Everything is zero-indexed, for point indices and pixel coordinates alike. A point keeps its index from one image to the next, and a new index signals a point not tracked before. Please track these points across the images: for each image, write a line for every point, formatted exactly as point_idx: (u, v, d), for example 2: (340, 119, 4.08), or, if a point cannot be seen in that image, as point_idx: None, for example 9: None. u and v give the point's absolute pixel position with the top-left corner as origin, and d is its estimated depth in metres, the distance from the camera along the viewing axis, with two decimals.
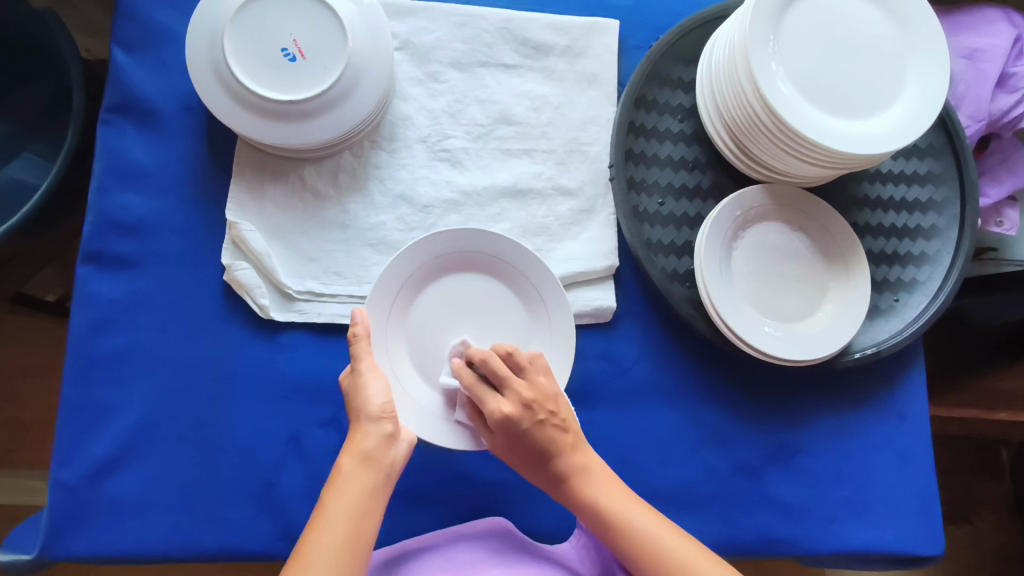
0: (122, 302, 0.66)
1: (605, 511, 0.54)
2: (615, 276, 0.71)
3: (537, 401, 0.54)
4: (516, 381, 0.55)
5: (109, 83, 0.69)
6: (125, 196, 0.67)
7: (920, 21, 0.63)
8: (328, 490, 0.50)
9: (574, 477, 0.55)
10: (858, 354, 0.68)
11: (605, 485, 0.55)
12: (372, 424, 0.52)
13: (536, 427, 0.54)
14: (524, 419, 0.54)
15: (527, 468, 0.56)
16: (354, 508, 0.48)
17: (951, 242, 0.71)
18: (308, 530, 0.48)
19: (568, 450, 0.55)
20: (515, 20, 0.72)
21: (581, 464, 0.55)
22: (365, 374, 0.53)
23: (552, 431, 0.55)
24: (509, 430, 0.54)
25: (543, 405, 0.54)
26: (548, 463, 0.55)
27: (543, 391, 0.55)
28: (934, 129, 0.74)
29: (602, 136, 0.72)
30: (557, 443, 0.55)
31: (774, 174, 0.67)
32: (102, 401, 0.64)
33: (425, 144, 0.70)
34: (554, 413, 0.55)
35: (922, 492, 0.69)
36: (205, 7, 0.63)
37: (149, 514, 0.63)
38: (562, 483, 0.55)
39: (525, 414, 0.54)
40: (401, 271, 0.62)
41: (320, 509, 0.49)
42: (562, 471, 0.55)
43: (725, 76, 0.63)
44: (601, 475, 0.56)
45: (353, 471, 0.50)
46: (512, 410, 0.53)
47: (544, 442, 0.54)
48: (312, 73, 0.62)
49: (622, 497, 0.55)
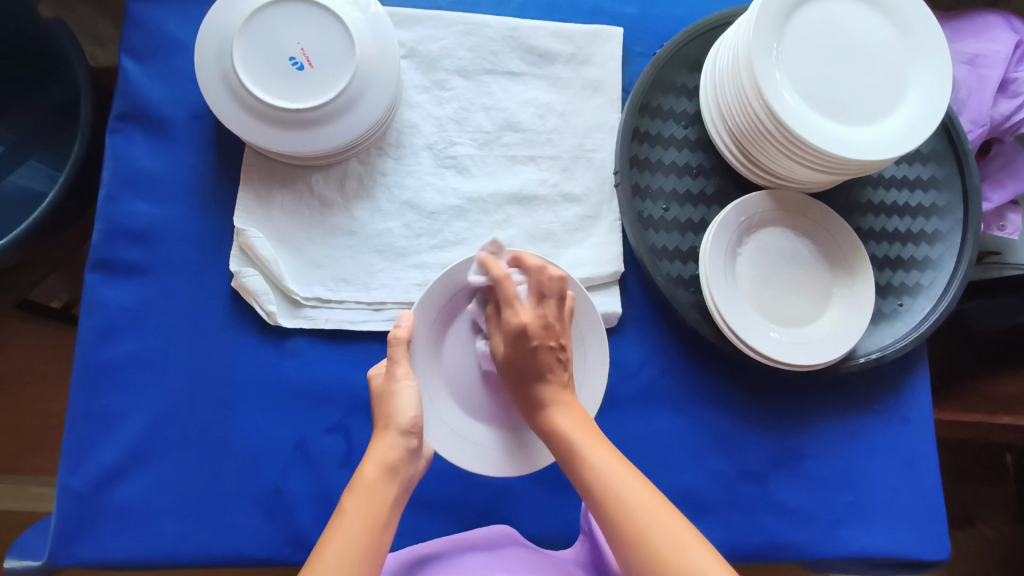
0: (130, 308, 0.66)
1: (572, 445, 0.51)
2: (620, 281, 0.71)
3: (556, 328, 0.55)
4: (549, 304, 0.55)
5: (118, 92, 0.69)
6: (134, 203, 0.68)
7: (923, 28, 0.64)
8: (349, 494, 0.49)
9: (552, 407, 0.53)
10: (862, 358, 0.68)
11: (583, 422, 0.53)
12: (397, 434, 0.51)
13: (544, 349, 0.54)
14: (537, 338, 0.54)
15: (512, 380, 0.55)
16: (374, 519, 0.47)
17: (955, 248, 0.72)
18: (325, 537, 0.47)
19: (559, 382, 0.54)
20: (520, 28, 0.73)
21: (565, 399, 0.54)
22: (399, 383, 0.54)
23: (554, 361, 0.54)
24: (517, 341, 0.54)
25: (558, 334, 0.55)
26: (534, 384, 0.54)
27: (564, 325, 0.56)
28: (937, 135, 0.74)
29: (606, 143, 0.73)
30: (552, 372, 0.54)
31: (777, 180, 0.67)
32: (110, 407, 0.65)
33: (431, 151, 0.71)
34: (564, 347, 0.55)
35: (927, 497, 0.69)
36: (214, 15, 0.63)
37: (157, 521, 0.63)
38: (540, 407, 0.54)
39: (542, 332, 0.54)
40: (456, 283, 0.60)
41: (339, 513, 0.48)
42: (545, 396, 0.54)
43: (729, 84, 0.64)
44: (580, 413, 0.53)
45: (376, 482, 0.49)
46: (534, 322, 0.54)
47: (543, 365, 0.54)
48: (320, 81, 0.62)
49: (592, 440, 0.51)
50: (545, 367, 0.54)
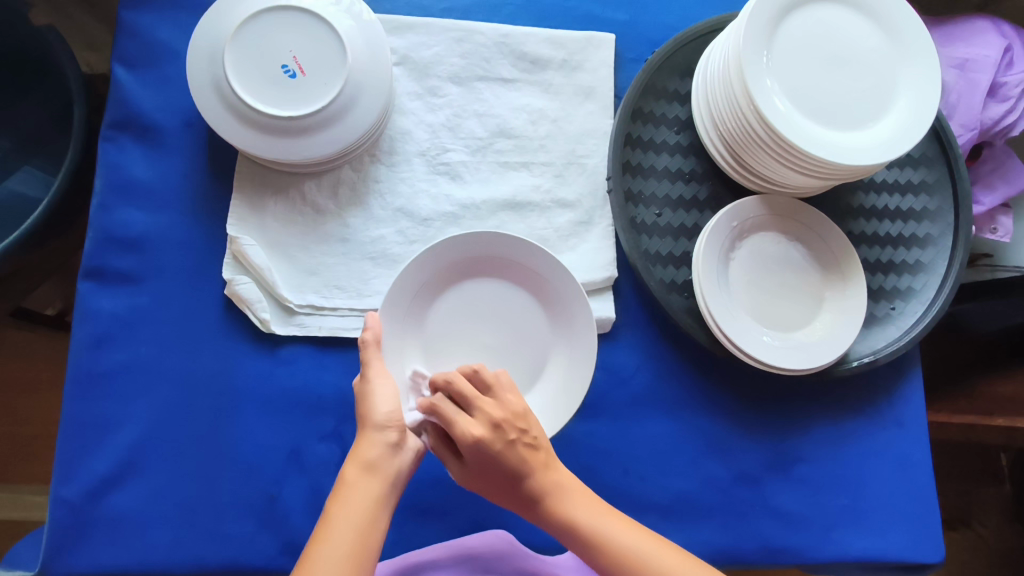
0: (123, 317, 0.66)
1: (586, 531, 0.52)
2: (614, 286, 0.71)
3: (507, 421, 0.52)
4: (485, 400, 0.52)
5: (110, 100, 0.69)
6: (127, 212, 0.68)
7: (912, 32, 0.64)
8: (332, 499, 0.49)
9: (549, 497, 0.53)
10: (855, 362, 0.69)
11: (581, 501, 0.54)
12: (376, 433, 0.51)
13: (509, 448, 0.52)
14: (496, 442, 0.51)
15: (497, 488, 0.54)
16: (361, 519, 0.48)
17: (946, 251, 0.72)
18: (311, 543, 0.47)
19: (542, 470, 0.53)
20: (512, 35, 0.73)
21: (553, 483, 0.53)
22: (373, 381, 0.53)
23: (524, 452, 0.52)
24: (481, 453, 0.51)
25: (512, 424, 0.52)
26: (521, 486, 0.53)
27: (512, 409, 0.53)
28: (927, 139, 0.75)
29: (599, 149, 0.73)
30: (529, 465, 0.52)
31: (769, 185, 0.68)
32: (104, 416, 0.64)
33: (424, 158, 0.71)
34: (525, 430, 0.52)
35: (922, 499, 0.69)
36: (205, 24, 0.63)
37: (150, 530, 0.63)
38: (535, 505, 0.53)
39: (498, 434, 0.51)
40: (416, 274, 0.62)
41: (324, 517, 0.49)
42: (534, 490, 0.53)
43: (721, 90, 0.64)
44: (577, 489, 0.54)
45: (357, 481, 0.49)
46: (484, 433, 0.51)
47: (517, 465, 0.52)
48: (313, 89, 0.63)
49: (602, 513, 0.53)
50: (521, 467, 0.52)
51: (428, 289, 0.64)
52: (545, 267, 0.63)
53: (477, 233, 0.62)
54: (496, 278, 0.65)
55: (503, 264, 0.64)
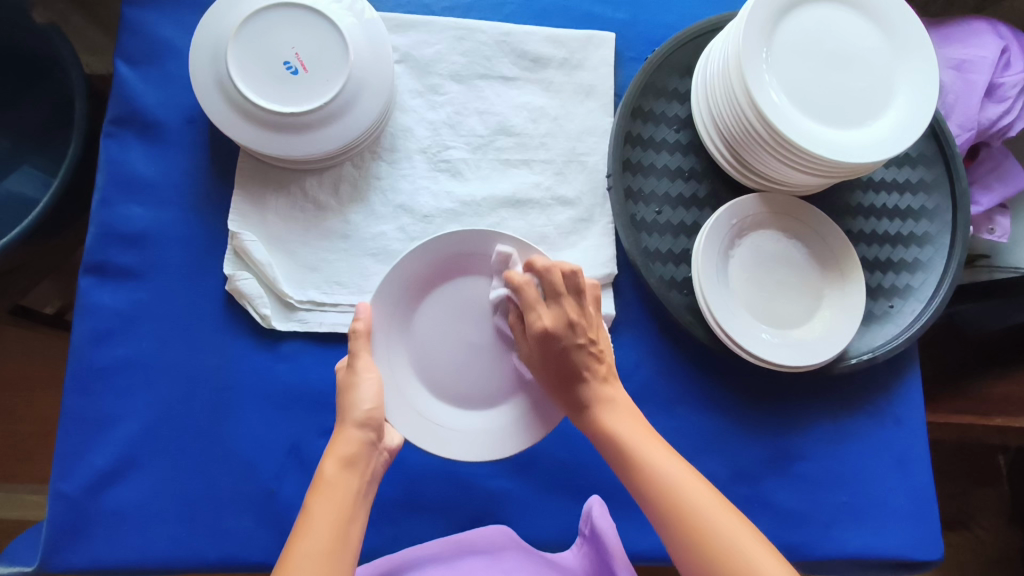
0: (124, 313, 0.66)
1: (625, 444, 0.52)
2: (613, 283, 0.72)
3: (582, 324, 0.55)
4: (569, 301, 0.56)
5: (112, 97, 0.70)
6: (128, 207, 0.68)
7: (910, 31, 0.65)
8: (312, 494, 0.49)
9: (598, 406, 0.55)
10: (854, 359, 0.69)
11: (631, 424, 0.53)
12: (354, 428, 0.52)
13: (574, 349, 0.55)
14: (565, 337, 0.55)
15: (555, 389, 0.57)
16: (343, 513, 0.48)
17: (944, 250, 0.72)
18: (293, 536, 0.46)
19: (599, 380, 0.56)
20: (513, 34, 0.74)
21: (606, 395, 0.55)
22: (361, 373, 0.54)
23: (587, 358, 0.55)
24: (547, 343, 0.55)
25: (586, 329, 0.55)
26: (574, 387, 0.55)
27: (590, 320, 0.56)
28: (925, 139, 0.75)
29: (599, 147, 0.73)
30: (589, 371, 0.55)
31: (768, 183, 0.68)
32: (104, 411, 0.64)
33: (425, 155, 0.71)
34: (594, 341, 0.56)
35: (920, 496, 0.70)
36: (208, 21, 0.64)
37: (149, 525, 0.63)
38: (585, 410, 0.55)
39: (568, 332, 0.55)
40: (405, 273, 0.60)
41: (305, 512, 0.48)
42: (587, 396, 0.55)
43: (720, 88, 0.64)
44: (626, 410, 0.55)
45: (338, 476, 0.49)
46: (556, 325, 0.55)
47: (579, 364, 0.55)
48: (314, 85, 0.63)
49: (647, 437, 0.53)
50: (581, 367, 0.55)
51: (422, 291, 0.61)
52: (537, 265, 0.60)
53: (467, 232, 0.60)
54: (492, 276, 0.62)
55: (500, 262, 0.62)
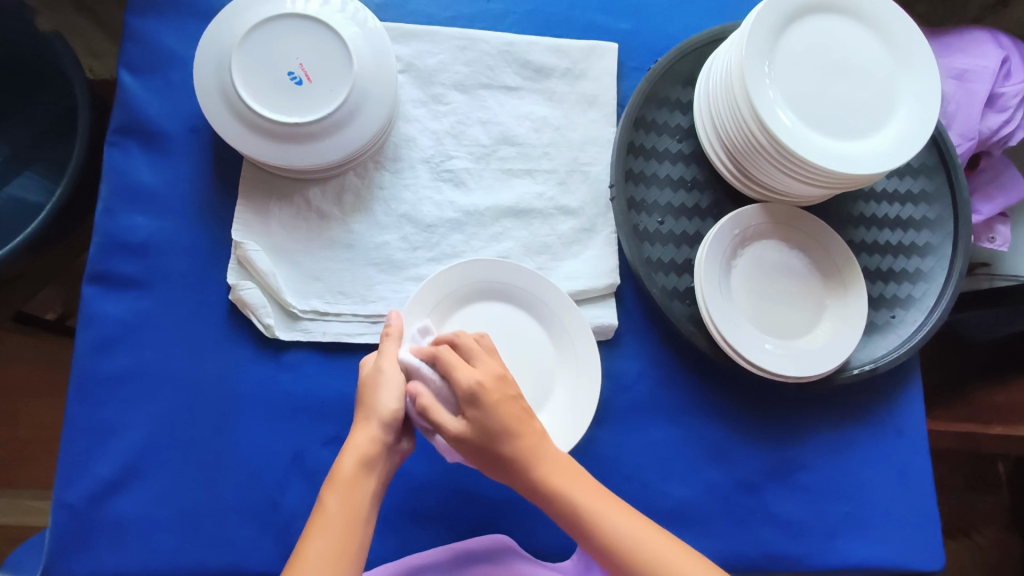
0: (127, 322, 0.66)
1: (553, 486, 0.51)
2: (616, 293, 0.72)
3: (509, 376, 0.53)
4: (489, 359, 0.54)
5: (116, 106, 0.70)
6: (132, 216, 0.68)
7: (912, 43, 0.65)
8: (327, 490, 0.49)
9: (533, 460, 0.51)
10: (856, 370, 0.69)
11: (556, 460, 0.52)
12: (377, 426, 0.52)
13: (507, 400, 0.51)
14: (498, 389, 0.51)
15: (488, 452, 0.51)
16: (359, 514, 0.49)
17: (945, 260, 0.73)
18: (305, 536, 0.48)
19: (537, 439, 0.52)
20: (516, 43, 0.74)
21: (541, 446, 0.52)
22: (386, 370, 0.54)
23: (521, 411, 0.52)
24: (477, 402, 0.50)
25: (513, 382, 0.53)
26: (509, 446, 0.51)
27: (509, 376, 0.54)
28: (926, 149, 0.75)
29: (602, 156, 0.74)
30: (523, 423, 0.52)
31: (771, 194, 0.68)
32: (107, 421, 0.64)
33: (429, 164, 0.71)
34: (523, 394, 0.53)
35: (922, 506, 0.70)
36: (213, 31, 0.64)
37: (152, 535, 0.63)
38: (520, 465, 0.51)
39: (501, 386, 0.52)
40: (443, 285, 0.64)
41: (319, 508, 0.49)
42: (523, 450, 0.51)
43: (723, 99, 0.65)
44: (566, 464, 0.53)
45: (354, 478, 0.50)
46: (486, 377, 0.52)
47: (511, 418, 0.51)
48: (319, 95, 0.63)
49: (572, 474, 0.52)
50: (514, 422, 0.51)
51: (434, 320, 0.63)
52: (562, 309, 0.65)
53: (513, 264, 0.65)
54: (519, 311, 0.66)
55: (530, 300, 0.66)
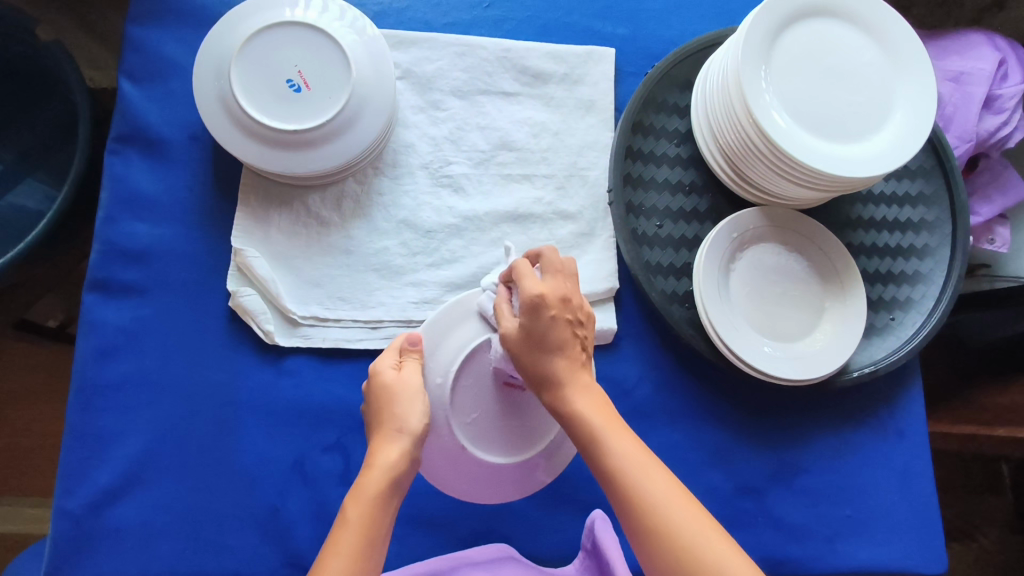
0: (127, 329, 0.66)
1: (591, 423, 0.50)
2: (615, 298, 0.72)
3: (572, 299, 0.53)
4: (567, 279, 0.54)
5: (117, 114, 0.70)
6: (132, 224, 0.68)
7: (908, 46, 0.65)
8: (351, 505, 0.48)
9: (569, 385, 0.51)
10: (855, 372, 0.69)
11: (598, 403, 0.51)
12: (405, 440, 0.50)
13: (560, 321, 0.52)
14: (555, 308, 0.51)
15: (524, 363, 0.52)
16: (381, 532, 0.48)
17: (944, 262, 0.73)
18: (328, 549, 0.46)
19: (576, 362, 0.52)
20: (514, 50, 0.74)
21: (581, 378, 0.52)
22: (413, 388, 0.52)
23: (572, 337, 0.53)
24: (536, 312, 0.51)
25: (575, 308, 0.53)
26: (548, 356, 0.51)
27: (583, 303, 0.55)
28: (924, 152, 0.76)
29: (600, 161, 0.74)
30: (568, 347, 0.52)
31: (767, 197, 0.68)
32: (107, 428, 0.64)
33: (428, 171, 0.72)
34: (582, 323, 0.54)
35: (925, 509, 0.70)
36: (213, 40, 0.64)
37: (154, 542, 0.63)
38: (555, 388, 0.51)
39: (560, 306, 0.52)
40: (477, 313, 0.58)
41: (341, 521, 0.47)
42: (557, 368, 0.51)
43: (719, 102, 0.65)
44: (597, 396, 0.52)
45: (382, 494, 0.48)
46: (550, 293, 0.52)
47: (559, 337, 0.51)
48: (318, 102, 0.63)
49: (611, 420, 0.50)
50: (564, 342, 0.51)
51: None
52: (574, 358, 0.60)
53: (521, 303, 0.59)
54: None
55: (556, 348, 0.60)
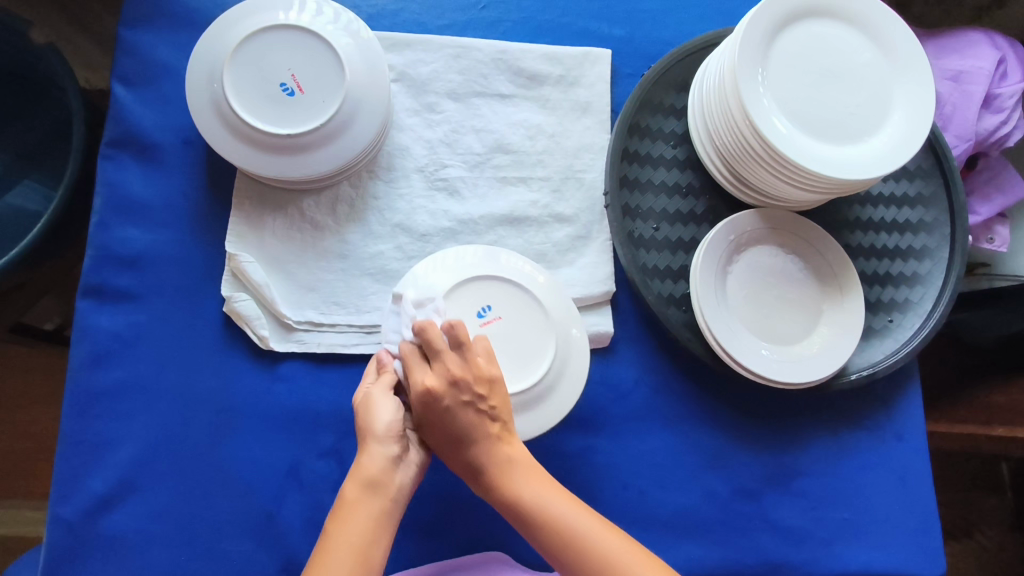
0: (122, 335, 0.66)
1: (527, 495, 0.53)
2: (612, 300, 0.72)
3: (466, 380, 0.53)
4: (449, 356, 0.54)
5: (110, 118, 0.70)
6: (126, 229, 0.68)
7: (905, 46, 0.65)
8: (333, 518, 0.51)
9: (495, 469, 0.54)
10: (854, 375, 0.69)
11: (531, 473, 0.54)
12: (374, 443, 0.53)
13: (460, 407, 0.53)
14: (448, 397, 0.53)
15: (447, 452, 0.55)
16: (361, 537, 0.49)
17: (943, 263, 0.72)
18: (312, 562, 0.48)
19: (491, 440, 0.54)
20: (509, 51, 0.74)
21: (503, 456, 0.54)
22: (377, 395, 0.55)
23: (477, 416, 0.54)
24: (427, 406, 0.53)
25: (470, 386, 0.53)
26: (464, 449, 0.54)
27: (477, 372, 0.54)
28: (923, 152, 0.75)
29: (596, 163, 0.73)
30: (479, 430, 0.54)
31: (766, 199, 0.68)
32: (102, 434, 0.64)
33: (422, 174, 0.71)
34: (482, 396, 0.54)
35: (923, 512, 0.69)
36: (205, 43, 0.64)
37: (150, 549, 0.63)
38: (480, 472, 0.54)
39: (449, 392, 0.53)
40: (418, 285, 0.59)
41: (324, 536, 0.50)
42: (474, 457, 0.54)
43: (716, 105, 0.64)
44: (525, 466, 0.54)
45: (357, 499, 0.51)
46: (436, 384, 0.53)
47: (465, 424, 0.53)
48: (311, 106, 0.63)
49: (546, 486, 0.54)
50: (469, 429, 0.53)
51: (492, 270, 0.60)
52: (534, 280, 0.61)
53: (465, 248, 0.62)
54: (496, 291, 0.59)
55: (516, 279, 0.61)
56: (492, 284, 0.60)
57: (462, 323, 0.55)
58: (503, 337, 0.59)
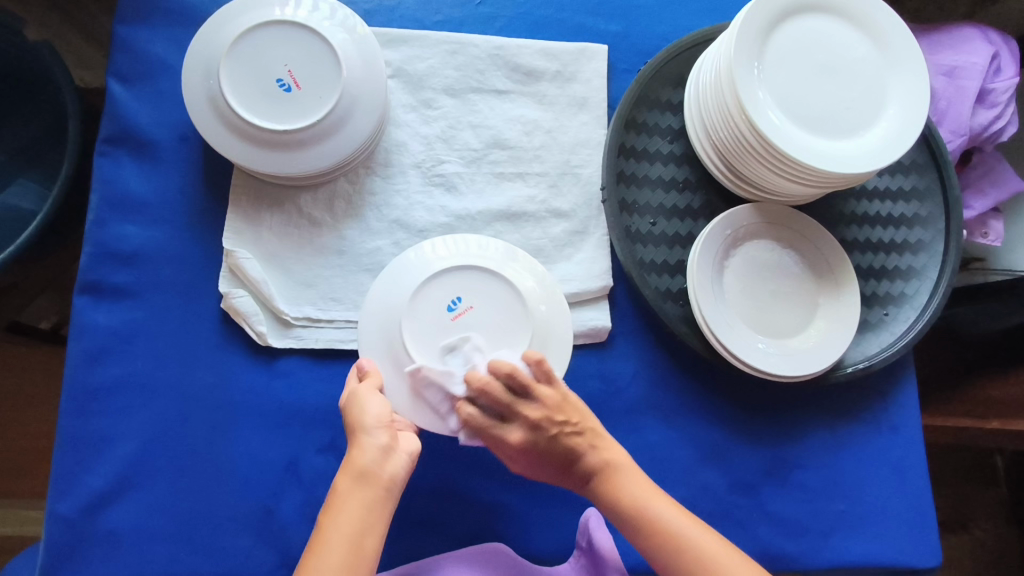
0: (119, 332, 0.66)
1: (635, 501, 0.56)
2: (609, 295, 0.72)
3: (547, 417, 0.56)
4: (524, 403, 0.56)
5: (106, 115, 0.69)
6: (123, 226, 0.68)
7: (899, 41, 0.65)
8: (325, 512, 0.50)
9: (600, 477, 0.57)
10: (850, 368, 0.69)
11: (631, 477, 0.57)
12: (362, 435, 0.52)
13: (552, 439, 0.57)
14: (540, 438, 0.56)
15: (554, 472, 0.59)
16: (353, 529, 0.49)
17: (937, 257, 0.73)
18: (307, 558, 0.48)
19: (590, 452, 0.57)
20: (506, 47, 0.74)
21: (605, 463, 0.57)
22: (364, 390, 0.54)
23: (568, 442, 0.57)
24: (528, 450, 0.57)
25: (556, 418, 0.56)
26: (573, 469, 0.58)
27: (551, 401, 0.56)
28: (917, 146, 0.75)
29: (593, 159, 0.74)
30: (574, 452, 0.57)
31: (761, 193, 0.68)
32: (100, 431, 0.64)
33: (420, 170, 0.71)
34: (568, 421, 0.57)
35: (918, 504, 0.70)
36: (201, 39, 0.64)
37: (149, 545, 0.63)
38: (589, 484, 0.58)
39: (539, 433, 0.56)
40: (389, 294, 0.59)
41: (318, 531, 0.50)
42: (580, 474, 0.58)
43: (712, 99, 0.65)
44: (627, 468, 0.58)
45: (350, 490, 0.51)
46: (526, 436, 0.56)
47: (565, 452, 0.57)
48: (308, 102, 0.63)
49: (651, 491, 0.57)
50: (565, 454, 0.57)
51: (462, 261, 0.59)
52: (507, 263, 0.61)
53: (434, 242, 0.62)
54: (464, 281, 0.58)
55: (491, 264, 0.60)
56: (461, 274, 0.58)
57: (522, 362, 0.55)
58: (480, 326, 0.57)
